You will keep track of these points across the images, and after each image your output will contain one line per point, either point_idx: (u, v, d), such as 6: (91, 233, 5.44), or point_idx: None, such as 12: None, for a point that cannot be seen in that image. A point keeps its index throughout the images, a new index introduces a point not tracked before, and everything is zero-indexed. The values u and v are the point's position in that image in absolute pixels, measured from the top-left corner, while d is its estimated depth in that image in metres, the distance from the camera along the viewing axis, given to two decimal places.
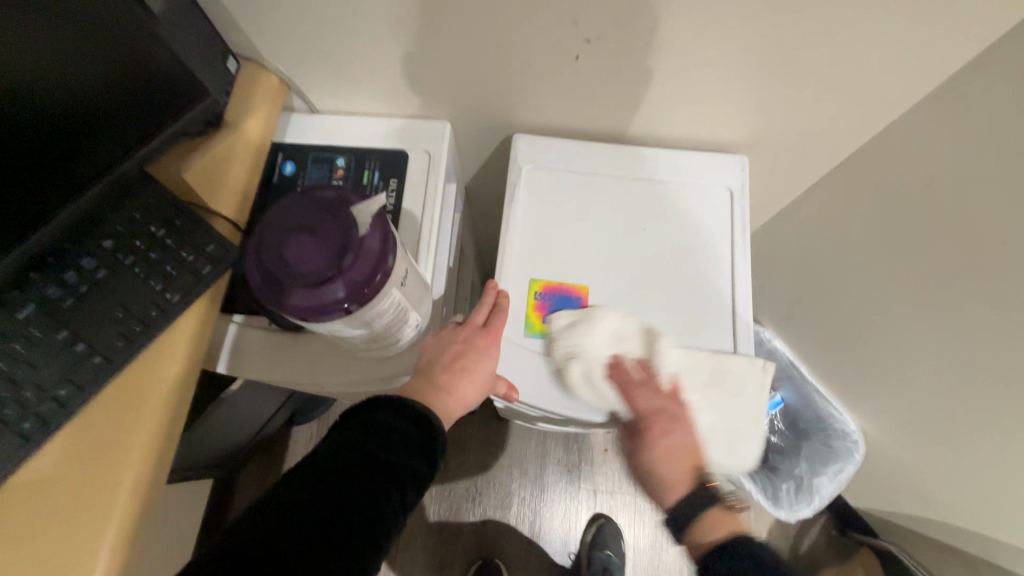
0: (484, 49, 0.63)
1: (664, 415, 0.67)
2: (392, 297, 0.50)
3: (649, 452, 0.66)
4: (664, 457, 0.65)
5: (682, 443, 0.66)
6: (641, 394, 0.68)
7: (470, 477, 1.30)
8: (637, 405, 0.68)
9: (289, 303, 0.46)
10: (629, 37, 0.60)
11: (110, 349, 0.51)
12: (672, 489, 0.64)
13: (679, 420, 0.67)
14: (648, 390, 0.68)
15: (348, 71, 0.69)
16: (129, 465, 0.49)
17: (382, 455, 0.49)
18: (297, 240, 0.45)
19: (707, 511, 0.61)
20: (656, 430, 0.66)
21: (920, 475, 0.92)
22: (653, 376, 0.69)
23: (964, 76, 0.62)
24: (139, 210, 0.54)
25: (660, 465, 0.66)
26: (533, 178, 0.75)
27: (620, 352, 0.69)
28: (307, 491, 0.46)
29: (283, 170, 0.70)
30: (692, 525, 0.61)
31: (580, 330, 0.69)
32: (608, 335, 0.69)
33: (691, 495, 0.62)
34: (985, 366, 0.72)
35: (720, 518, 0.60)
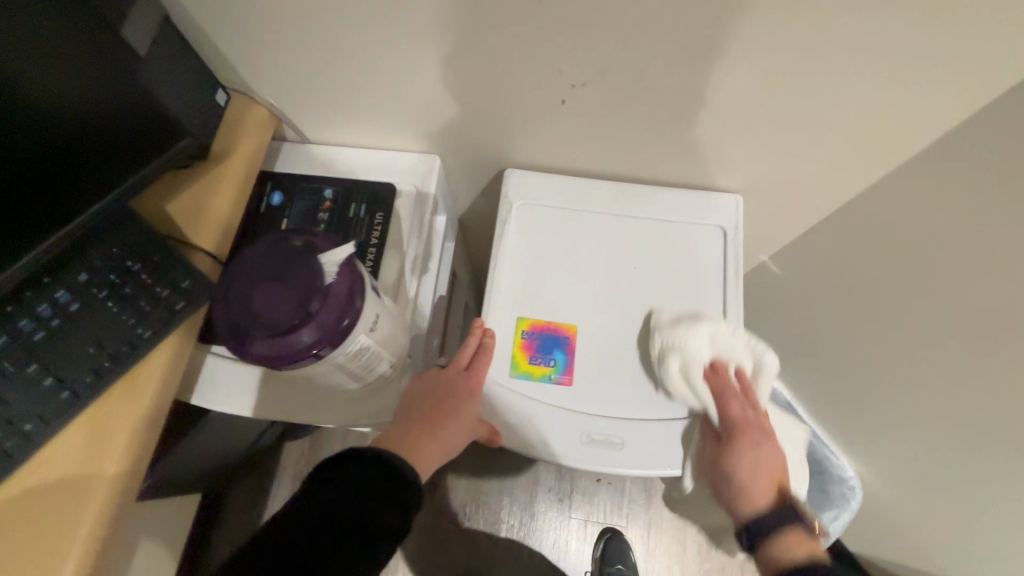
0: (472, 91, 0.64)
1: (761, 426, 0.64)
2: (360, 342, 0.50)
3: (737, 461, 0.62)
4: (752, 471, 0.62)
5: (770, 456, 0.63)
6: (734, 402, 0.64)
7: (459, 502, 1.29)
8: (732, 410, 0.64)
9: (255, 350, 0.45)
10: (615, 85, 0.60)
11: (79, 385, 0.51)
12: (750, 499, 0.61)
13: (769, 435, 0.64)
14: (743, 400, 0.65)
15: (338, 106, 0.69)
16: (92, 499, 0.49)
17: (360, 509, 0.48)
18: (263, 287, 0.45)
19: (791, 533, 0.58)
20: (751, 437, 0.63)
21: (914, 530, 0.88)
22: (748, 391, 0.66)
23: (958, 132, 0.61)
24: (117, 245, 0.54)
25: (759, 482, 0.62)
26: (521, 215, 0.74)
27: (722, 357, 0.66)
28: (286, 552, 0.45)
29: (271, 200, 0.70)
30: (772, 543, 0.58)
31: (685, 329, 0.66)
32: (723, 341, 0.66)
33: (784, 509, 0.59)
34: (978, 425, 0.69)
35: (803, 542, 0.58)
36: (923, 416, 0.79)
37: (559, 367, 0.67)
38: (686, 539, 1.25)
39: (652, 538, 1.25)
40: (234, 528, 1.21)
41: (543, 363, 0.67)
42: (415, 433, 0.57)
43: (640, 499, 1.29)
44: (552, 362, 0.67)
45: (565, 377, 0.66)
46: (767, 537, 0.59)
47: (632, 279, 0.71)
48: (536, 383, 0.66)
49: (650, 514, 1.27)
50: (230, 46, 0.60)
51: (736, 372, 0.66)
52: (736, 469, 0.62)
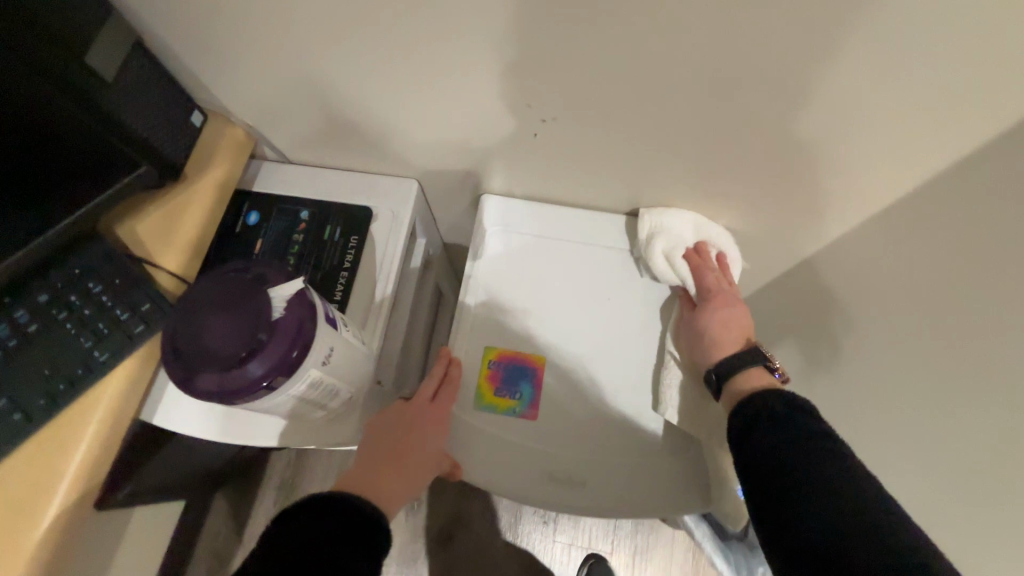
0: (442, 123, 0.62)
1: (735, 295, 0.65)
2: (312, 376, 0.49)
3: (707, 318, 0.63)
4: (723, 325, 0.62)
5: (742, 318, 0.63)
6: (711, 273, 0.66)
7: (441, 522, 1.27)
8: (708, 277, 0.65)
9: (203, 385, 0.44)
10: (584, 123, 0.58)
11: (32, 408, 0.50)
12: (719, 348, 0.61)
13: (743, 302, 0.64)
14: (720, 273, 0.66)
15: (314, 131, 0.69)
16: (39, 525, 0.49)
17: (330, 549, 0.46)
18: (211, 319, 0.44)
19: (753, 366, 0.57)
20: (723, 301, 0.64)
21: None
22: (726, 269, 0.67)
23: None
24: (80, 267, 0.54)
25: (729, 335, 0.62)
26: (496, 241, 0.73)
27: (703, 239, 0.69)
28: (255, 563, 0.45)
29: (248, 220, 0.70)
30: (736, 373, 0.57)
31: (669, 213, 0.69)
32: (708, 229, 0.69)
33: (748, 347, 0.59)
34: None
35: (764, 376, 0.56)
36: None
37: (525, 400, 0.66)
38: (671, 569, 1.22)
39: (637, 566, 1.23)
40: (213, 533, 1.25)
41: (508, 396, 0.66)
42: (378, 473, 0.55)
43: (625, 524, 1.26)
44: (518, 395, 0.66)
45: (530, 412, 0.65)
46: (732, 365, 0.57)
47: (593, 312, 0.70)
48: (500, 416, 0.65)
49: (636, 542, 1.25)
50: (199, 71, 0.60)
51: (716, 254, 0.68)
52: (707, 325, 0.63)
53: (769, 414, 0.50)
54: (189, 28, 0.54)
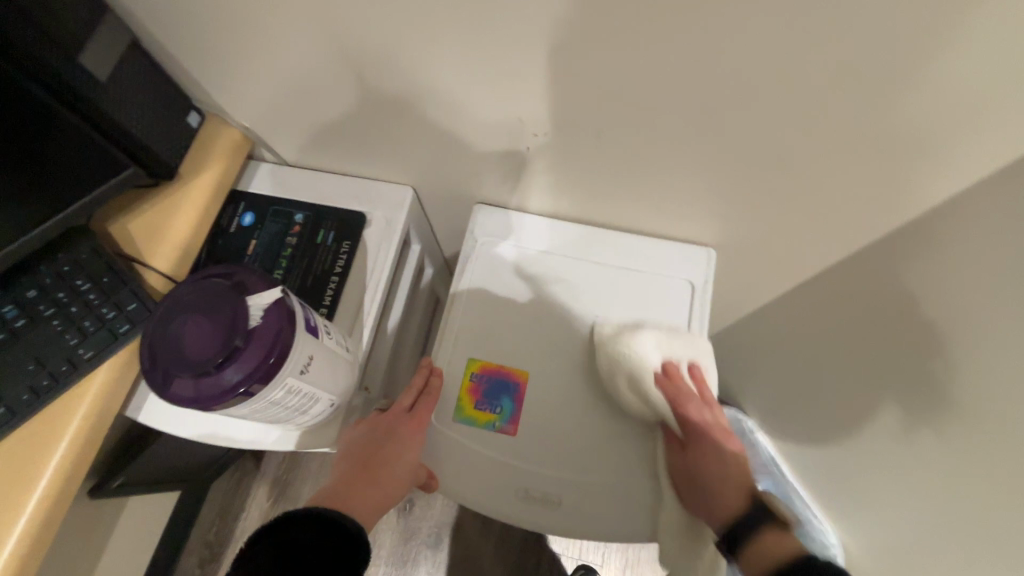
0: (438, 130, 0.64)
1: (720, 429, 0.62)
2: (290, 383, 0.48)
3: (703, 463, 0.60)
4: (718, 468, 0.60)
5: (733, 457, 0.61)
6: (693, 409, 0.62)
7: (430, 525, 1.27)
8: (692, 415, 0.61)
9: (179, 392, 0.44)
10: (575, 135, 0.59)
11: (16, 402, 0.51)
12: (723, 499, 0.58)
13: (727, 436, 0.62)
14: (702, 406, 0.63)
15: (311, 134, 0.69)
16: (17, 521, 0.49)
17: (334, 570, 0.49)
18: (190, 325, 0.44)
19: (769, 532, 0.54)
20: (712, 440, 0.61)
21: None
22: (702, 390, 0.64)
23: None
24: (69, 263, 0.55)
25: (724, 482, 0.59)
26: (486, 252, 0.73)
27: (669, 357, 0.64)
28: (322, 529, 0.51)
29: (242, 221, 0.70)
30: (751, 538, 0.54)
31: (627, 341, 0.64)
32: (672, 347, 0.65)
33: (758, 519, 0.55)
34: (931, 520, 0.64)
35: (780, 538, 0.53)
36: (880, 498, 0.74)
37: (504, 415, 0.65)
38: None
39: None
40: (206, 522, 1.27)
41: (489, 409, 0.65)
42: (356, 488, 0.56)
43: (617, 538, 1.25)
44: (499, 409, 0.65)
45: (510, 427, 0.65)
46: (748, 530, 0.55)
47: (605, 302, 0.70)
48: (478, 430, 0.64)
49: (625, 558, 1.23)
50: (201, 72, 0.61)
51: (688, 370, 0.64)
52: (704, 471, 0.60)
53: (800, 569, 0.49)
54: (190, 30, 0.55)
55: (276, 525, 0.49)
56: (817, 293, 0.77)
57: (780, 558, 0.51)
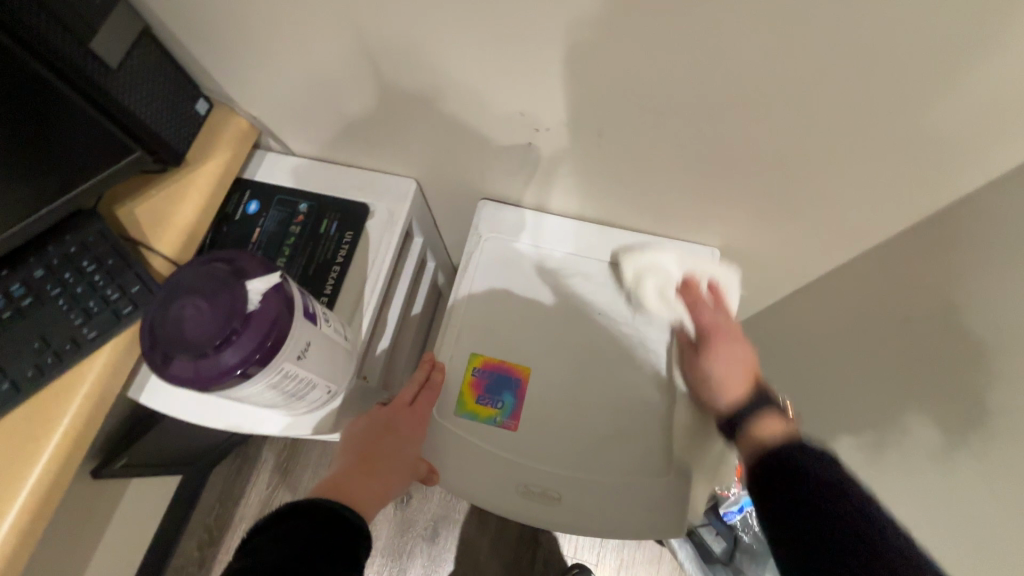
0: (443, 122, 0.64)
1: (728, 329, 0.61)
2: (287, 368, 0.49)
3: (707, 363, 0.60)
4: (722, 364, 0.59)
5: (740, 351, 0.59)
6: (705, 312, 0.63)
7: (427, 517, 1.28)
8: (703, 317, 0.63)
9: (177, 372, 0.45)
10: (580, 128, 0.60)
11: (21, 378, 0.52)
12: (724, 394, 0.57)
13: (737, 337, 0.61)
14: (714, 308, 0.63)
15: (317, 125, 0.70)
16: (18, 495, 0.50)
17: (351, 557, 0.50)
18: (189, 306, 0.45)
19: (761, 415, 0.52)
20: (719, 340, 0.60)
21: None
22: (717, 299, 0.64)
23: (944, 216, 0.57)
24: (76, 245, 0.56)
25: (734, 372, 0.58)
26: (489, 247, 0.74)
27: (693, 273, 0.69)
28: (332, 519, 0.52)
29: (248, 209, 0.71)
30: (746, 423, 0.53)
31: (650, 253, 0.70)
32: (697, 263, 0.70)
33: (750, 399, 0.54)
34: None
35: (776, 422, 0.51)
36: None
37: (507, 410, 0.66)
38: None
39: None
40: (206, 507, 1.28)
41: (490, 404, 0.66)
42: (358, 477, 0.56)
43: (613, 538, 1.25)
44: (500, 404, 0.66)
45: (511, 422, 0.65)
46: (744, 417, 0.53)
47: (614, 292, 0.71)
48: (480, 425, 0.65)
49: (620, 556, 1.24)
50: (210, 60, 0.62)
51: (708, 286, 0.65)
52: (709, 367, 0.60)
53: (785, 463, 0.46)
54: (200, 19, 0.55)
55: (285, 512, 0.50)
56: (818, 297, 0.77)
57: (769, 444, 0.49)
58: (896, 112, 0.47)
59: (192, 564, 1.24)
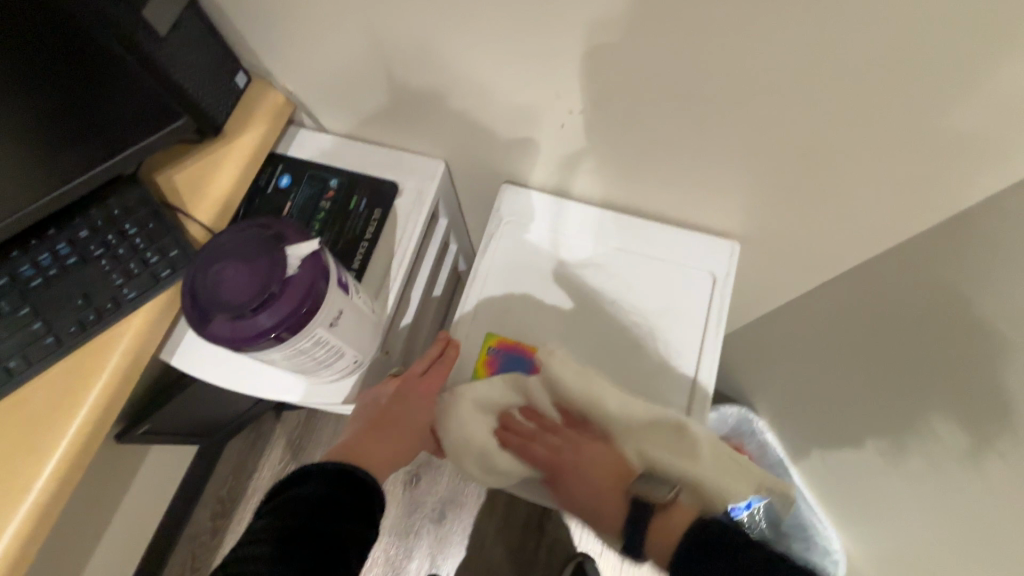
0: (475, 104, 0.65)
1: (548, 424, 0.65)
2: (319, 335, 0.51)
3: (575, 493, 0.62)
4: (586, 487, 0.61)
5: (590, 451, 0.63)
6: (540, 449, 0.63)
7: (436, 499, 1.30)
8: (536, 454, 0.63)
9: (215, 333, 0.47)
10: (611, 113, 0.60)
11: (64, 333, 0.54)
12: (606, 509, 0.61)
13: (578, 456, 0.63)
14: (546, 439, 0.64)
15: (351, 102, 0.71)
16: (57, 443, 0.53)
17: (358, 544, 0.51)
18: (229, 270, 0.47)
19: (653, 520, 0.56)
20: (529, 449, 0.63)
21: None
22: (541, 421, 0.66)
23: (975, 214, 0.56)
24: (119, 208, 0.58)
25: (594, 472, 0.62)
26: (511, 230, 0.74)
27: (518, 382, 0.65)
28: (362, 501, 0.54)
29: (280, 182, 0.73)
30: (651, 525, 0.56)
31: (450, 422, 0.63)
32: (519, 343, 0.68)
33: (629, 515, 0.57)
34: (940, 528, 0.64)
35: (665, 518, 0.56)
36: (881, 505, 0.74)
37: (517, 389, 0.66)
38: None
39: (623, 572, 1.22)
40: (220, 479, 1.31)
41: None
42: (371, 439, 0.60)
43: None
44: None
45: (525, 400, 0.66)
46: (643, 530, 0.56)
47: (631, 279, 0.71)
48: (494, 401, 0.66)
49: None
50: (250, 34, 0.63)
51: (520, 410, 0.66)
52: (580, 496, 0.61)
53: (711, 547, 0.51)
54: None
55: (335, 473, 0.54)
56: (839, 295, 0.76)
57: (673, 536, 0.54)
58: (929, 107, 0.47)
59: (204, 534, 1.27)
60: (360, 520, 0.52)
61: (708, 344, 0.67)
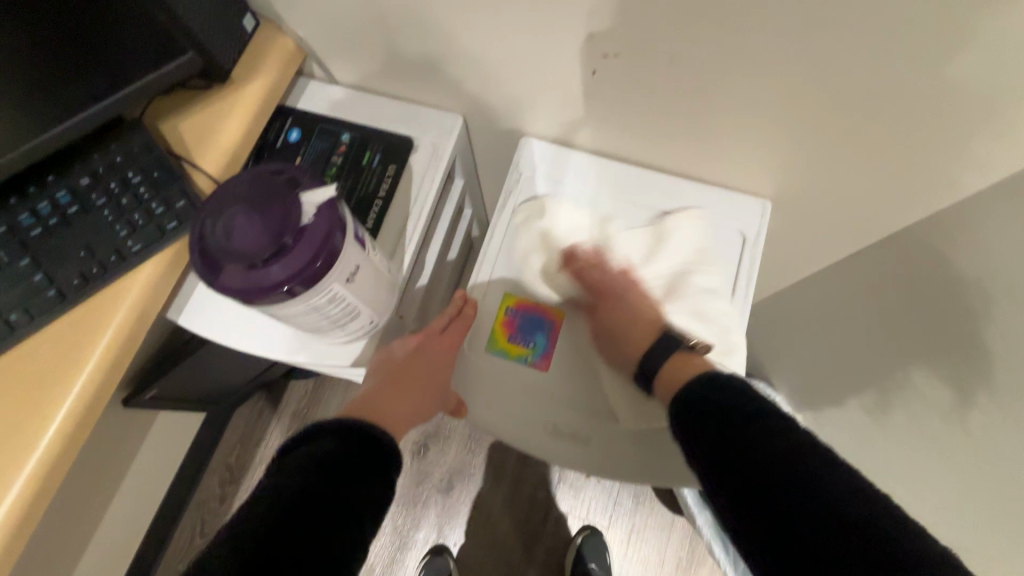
0: (497, 50, 0.60)
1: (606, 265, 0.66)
2: (335, 291, 0.48)
3: (609, 309, 0.63)
4: (624, 315, 0.62)
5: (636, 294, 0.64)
6: (598, 269, 0.66)
7: (444, 469, 1.29)
8: (592, 277, 0.65)
9: (225, 284, 0.44)
10: (648, 58, 0.54)
11: (66, 286, 0.52)
12: (629, 344, 0.61)
13: (630, 290, 0.64)
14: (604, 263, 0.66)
15: (364, 49, 0.67)
16: (62, 400, 0.50)
17: (369, 506, 0.49)
18: (239, 217, 0.44)
19: (667, 358, 0.56)
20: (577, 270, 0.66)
21: None
22: (603, 261, 0.66)
23: None
24: (122, 155, 0.54)
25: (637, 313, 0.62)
26: (533, 187, 0.71)
27: (574, 243, 0.67)
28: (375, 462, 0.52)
29: (289, 136, 0.69)
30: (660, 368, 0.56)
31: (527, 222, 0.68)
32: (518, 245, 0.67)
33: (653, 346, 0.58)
34: None
35: (682, 361, 0.55)
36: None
37: (537, 350, 0.64)
38: (666, 553, 1.21)
39: (631, 543, 1.22)
40: (228, 446, 1.31)
41: (522, 343, 0.64)
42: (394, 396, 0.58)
43: (627, 503, 1.25)
44: (532, 344, 0.64)
45: (542, 362, 0.64)
46: (655, 360, 0.57)
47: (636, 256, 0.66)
48: (510, 362, 0.64)
49: (634, 520, 1.24)
50: None
51: (590, 249, 0.67)
52: (612, 316, 0.62)
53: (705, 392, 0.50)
54: None
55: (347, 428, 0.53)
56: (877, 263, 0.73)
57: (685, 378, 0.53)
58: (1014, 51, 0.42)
59: (213, 499, 1.27)
60: (375, 480, 0.51)
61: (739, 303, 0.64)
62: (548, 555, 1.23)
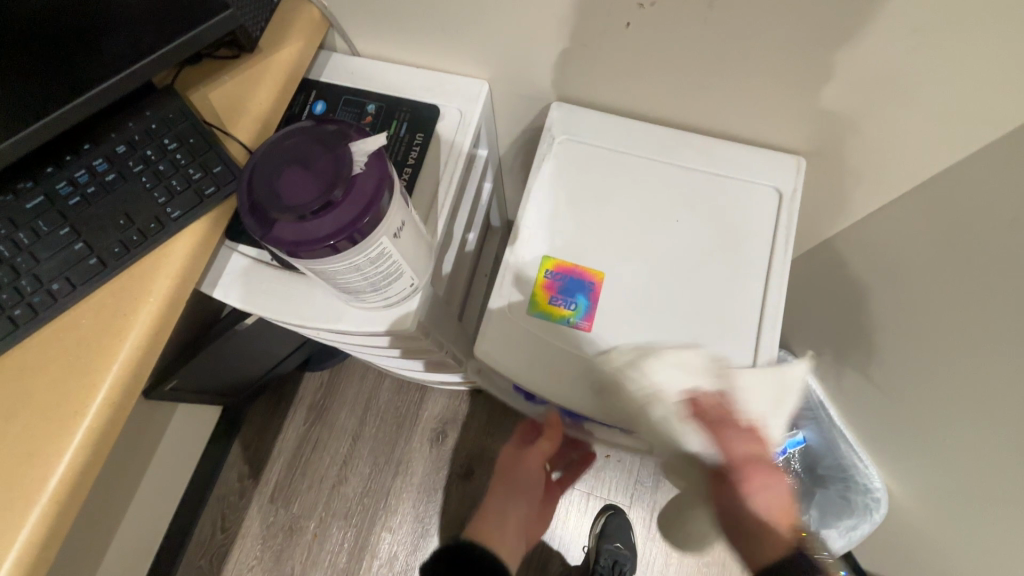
0: (530, 9, 0.60)
1: (766, 460, 0.59)
2: (383, 245, 0.48)
3: (739, 503, 0.58)
4: (761, 518, 0.58)
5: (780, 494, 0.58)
6: (737, 436, 0.59)
7: (463, 455, 1.29)
8: (736, 449, 0.59)
9: (275, 237, 0.44)
10: (685, 8, 0.55)
11: (107, 254, 0.51)
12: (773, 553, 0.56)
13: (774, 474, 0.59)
14: (738, 431, 0.59)
15: (392, 13, 0.67)
16: (107, 370, 0.50)
17: None
18: (289, 171, 0.44)
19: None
20: (755, 474, 0.58)
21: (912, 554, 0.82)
22: (733, 414, 0.60)
23: None
24: (157, 122, 0.54)
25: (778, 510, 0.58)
26: (563, 151, 0.71)
27: (695, 386, 0.59)
28: None
29: (314, 109, 0.69)
30: None
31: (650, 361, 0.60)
32: (711, 367, 0.60)
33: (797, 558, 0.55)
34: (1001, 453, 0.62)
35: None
36: (928, 433, 0.73)
37: (580, 312, 0.64)
38: None
39: (653, 521, 1.22)
40: (246, 441, 1.30)
41: (563, 305, 0.65)
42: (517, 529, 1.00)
43: (647, 481, 1.25)
44: (573, 306, 0.64)
45: (584, 323, 0.64)
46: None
47: (652, 247, 0.67)
48: (552, 323, 0.65)
49: (655, 498, 1.24)
50: None
51: (721, 396, 0.60)
52: (741, 507, 0.59)
53: None
54: None
55: None
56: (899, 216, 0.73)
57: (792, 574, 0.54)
58: None
59: (232, 494, 1.26)
60: None
61: (777, 259, 0.65)
62: (570, 538, 1.22)
